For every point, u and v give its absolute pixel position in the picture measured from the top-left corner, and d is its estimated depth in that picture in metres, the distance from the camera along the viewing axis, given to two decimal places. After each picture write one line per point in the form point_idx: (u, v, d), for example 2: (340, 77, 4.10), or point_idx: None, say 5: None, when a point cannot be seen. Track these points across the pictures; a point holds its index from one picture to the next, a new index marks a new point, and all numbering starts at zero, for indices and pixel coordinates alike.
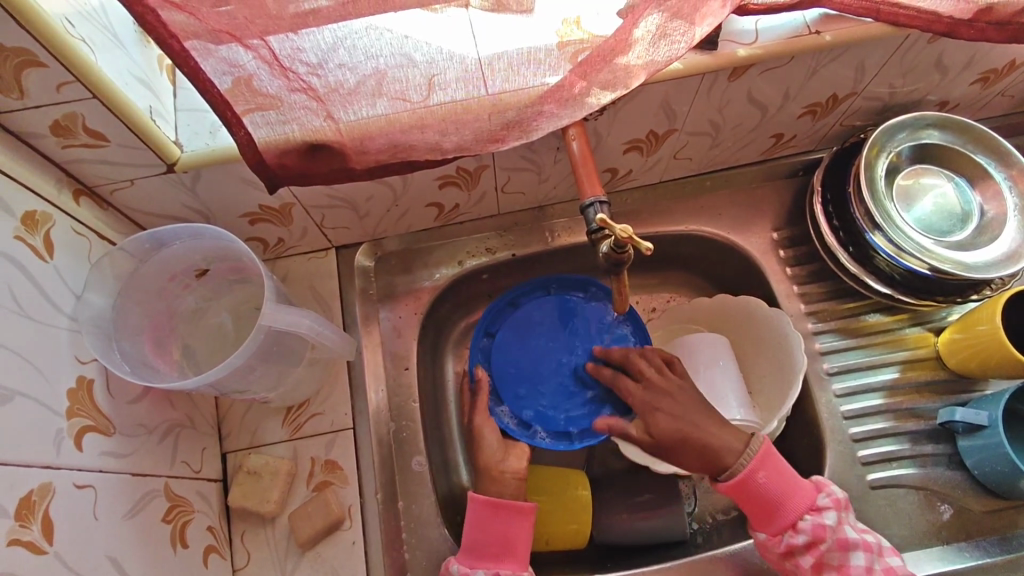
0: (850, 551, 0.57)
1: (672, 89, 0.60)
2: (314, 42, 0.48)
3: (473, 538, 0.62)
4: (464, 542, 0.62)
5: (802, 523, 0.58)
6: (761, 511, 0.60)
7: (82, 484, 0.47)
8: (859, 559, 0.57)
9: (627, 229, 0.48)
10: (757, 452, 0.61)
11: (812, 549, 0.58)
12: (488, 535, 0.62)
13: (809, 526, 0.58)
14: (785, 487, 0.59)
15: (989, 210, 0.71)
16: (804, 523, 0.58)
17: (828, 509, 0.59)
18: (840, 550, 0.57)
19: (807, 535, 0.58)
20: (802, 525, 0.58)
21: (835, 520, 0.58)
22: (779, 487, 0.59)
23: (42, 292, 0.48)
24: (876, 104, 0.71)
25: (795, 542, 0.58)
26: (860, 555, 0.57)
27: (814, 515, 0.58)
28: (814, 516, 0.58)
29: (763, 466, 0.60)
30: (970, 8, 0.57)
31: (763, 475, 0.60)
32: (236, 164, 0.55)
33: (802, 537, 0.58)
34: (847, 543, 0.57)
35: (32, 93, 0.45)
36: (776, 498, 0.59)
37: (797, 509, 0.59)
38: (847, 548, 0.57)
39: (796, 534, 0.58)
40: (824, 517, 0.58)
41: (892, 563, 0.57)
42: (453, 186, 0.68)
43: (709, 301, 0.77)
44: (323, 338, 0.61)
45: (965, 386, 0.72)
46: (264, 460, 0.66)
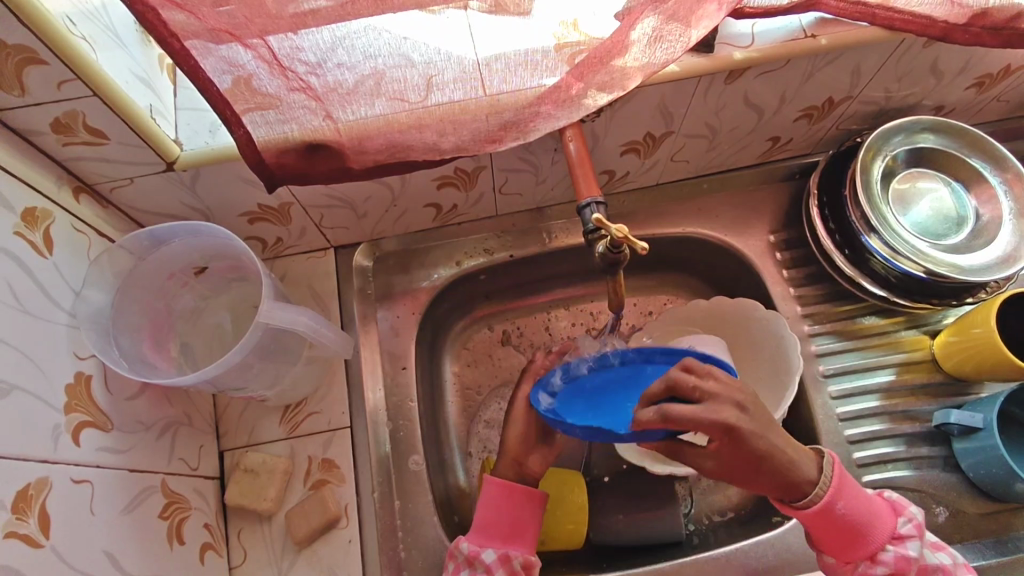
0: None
1: (669, 91, 0.61)
2: (313, 41, 0.49)
3: (486, 518, 0.63)
4: (475, 522, 0.63)
5: (886, 554, 0.56)
6: (839, 543, 0.57)
7: (79, 479, 0.47)
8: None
9: (622, 229, 0.48)
10: (836, 483, 0.56)
11: None
12: (501, 514, 0.63)
13: (893, 557, 0.56)
14: (870, 516, 0.57)
15: (984, 214, 0.71)
16: (885, 555, 0.56)
17: (911, 537, 0.57)
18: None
19: (890, 567, 0.56)
20: (884, 556, 0.56)
21: (918, 549, 0.56)
22: (860, 516, 0.56)
23: (42, 288, 0.49)
24: (873, 108, 0.71)
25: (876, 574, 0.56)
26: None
27: (896, 544, 0.56)
28: (896, 547, 0.56)
29: (842, 496, 0.56)
30: (964, 13, 0.57)
31: (844, 506, 0.56)
32: (236, 163, 0.56)
33: (883, 569, 0.56)
34: (930, 571, 0.56)
35: (33, 90, 0.45)
36: (856, 528, 0.56)
37: (878, 539, 0.56)
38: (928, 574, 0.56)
39: (878, 565, 0.56)
40: (907, 546, 0.56)
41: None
42: (451, 186, 0.68)
43: (707, 303, 0.76)
44: (321, 336, 0.61)
45: (961, 389, 0.72)
46: (261, 458, 0.66)
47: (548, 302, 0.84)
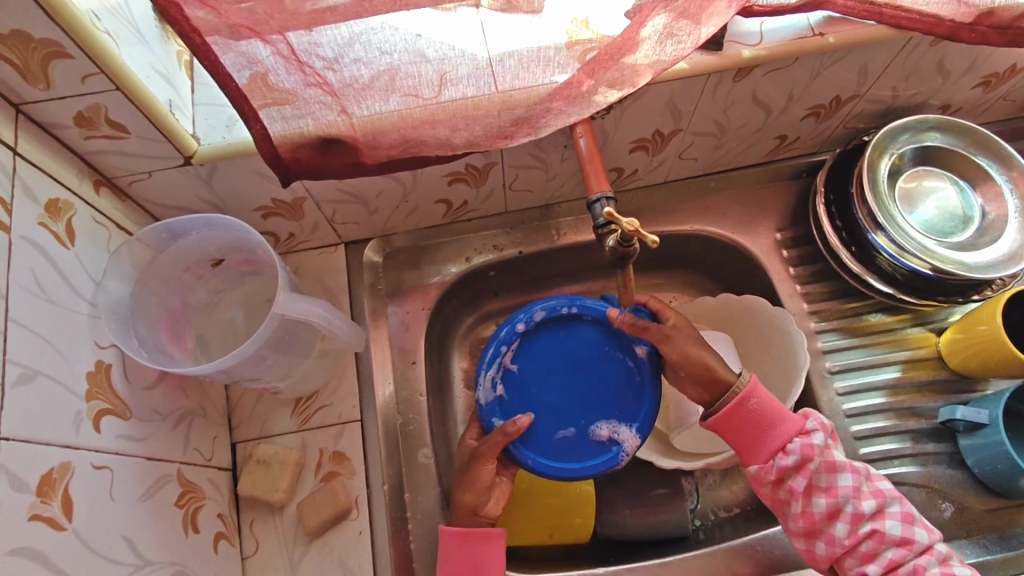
0: (837, 474, 0.57)
1: (678, 88, 0.61)
2: (331, 37, 0.50)
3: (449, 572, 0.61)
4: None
5: (794, 444, 0.58)
6: (753, 435, 0.59)
7: (100, 465, 0.48)
8: (847, 480, 0.57)
9: (633, 222, 0.48)
10: (747, 381, 0.60)
11: (802, 470, 0.57)
12: (460, 566, 0.61)
13: (799, 446, 0.57)
14: (776, 411, 0.59)
15: (990, 212, 0.72)
16: (793, 444, 0.58)
17: (816, 431, 0.59)
18: (827, 472, 0.57)
19: (798, 455, 0.57)
20: (791, 446, 0.58)
21: (822, 441, 0.58)
22: (769, 410, 0.59)
23: (64, 277, 0.50)
24: (880, 107, 0.72)
25: (785, 464, 0.57)
26: (848, 476, 0.57)
27: (803, 436, 0.58)
28: (803, 437, 0.58)
29: (755, 392, 0.59)
30: (971, 12, 0.58)
31: (755, 403, 0.59)
32: (252, 158, 0.57)
33: (792, 458, 0.57)
34: (836, 466, 0.57)
35: (58, 84, 0.46)
36: (766, 420, 0.59)
37: (788, 432, 0.58)
38: (835, 470, 0.57)
39: (787, 455, 0.57)
40: (813, 437, 0.58)
41: (881, 487, 0.58)
42: (461, 182, 0.69)
43: (713, 300, 0.78)
44: (334, 329, 0.62)
45: (966, 387, 0.73)
46: (273, 450, 0.67)
47: None
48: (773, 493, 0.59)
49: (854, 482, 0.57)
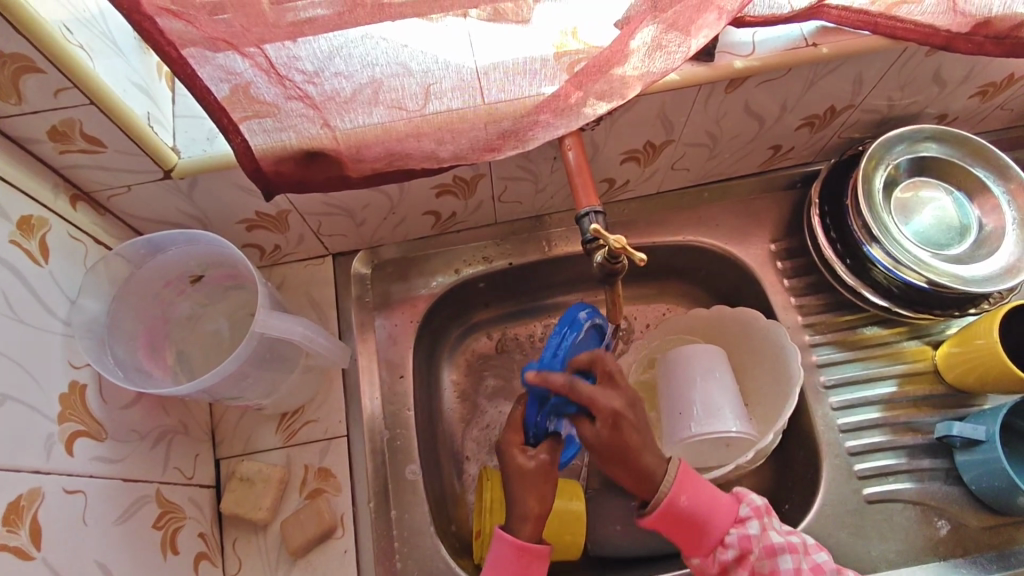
0: (777, 557, 0.55)
1: (669, 100, 0.60)
2: (311, 51, 0.48)
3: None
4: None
5: (729, 538, 0.56)
6: (689, 539, 0.56)
7: (72, 489, 0.47)
8: (787, 563, 0.55)
9: (621, 239, 0.48)
10: (674, 475, 0.55)
11: (743, 562, 0.55)
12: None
13: (736, 539, 0.56)
14: (706, 506, 0.56)
15: (987, 223, 0.71)
16: (731, 538, 0.56)
17: (750, 518, 0.57)
18: (768, 557, 0.55)
19: (736, 549, 0.55)
20: (729, 540, 0.56)
21: (759, 527, 0.56)
22: (699, 508, 0.55)
23: (37, 296, 0.48)
24: (875, 117, 0.71)
25: (726, 558, 0.56)
26: (787, 558, 0.55)
27: (737, 526, 0.56)
28: (739, 529, 0.56)
29: (684, 488, 0.55)
30: (967, 22, 0.57)
31: (686, 500, 0.55)
32: (233, 171, 0.56)
33: (731, 552, 0.55)
34: (774, 549, 0.55)
35: (29, 98, 0.45)
36: (699, 522, 0.55)
37: (722, 526, 0.56)
38: (775, 554, 0.55)
39: (725, 550, 0.56)
40: (747, 527, 0.56)
41: (819, 560, 0.56)
42: (450, 194, 0.68)
43: (706, 312, 0.76)
44: (317, 345, 0.61)
45: (963, 401, 0.72)
46: (257, 467, 0.65)
47: (547, 311, 0.84)
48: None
49: (795, 563, 0.55)
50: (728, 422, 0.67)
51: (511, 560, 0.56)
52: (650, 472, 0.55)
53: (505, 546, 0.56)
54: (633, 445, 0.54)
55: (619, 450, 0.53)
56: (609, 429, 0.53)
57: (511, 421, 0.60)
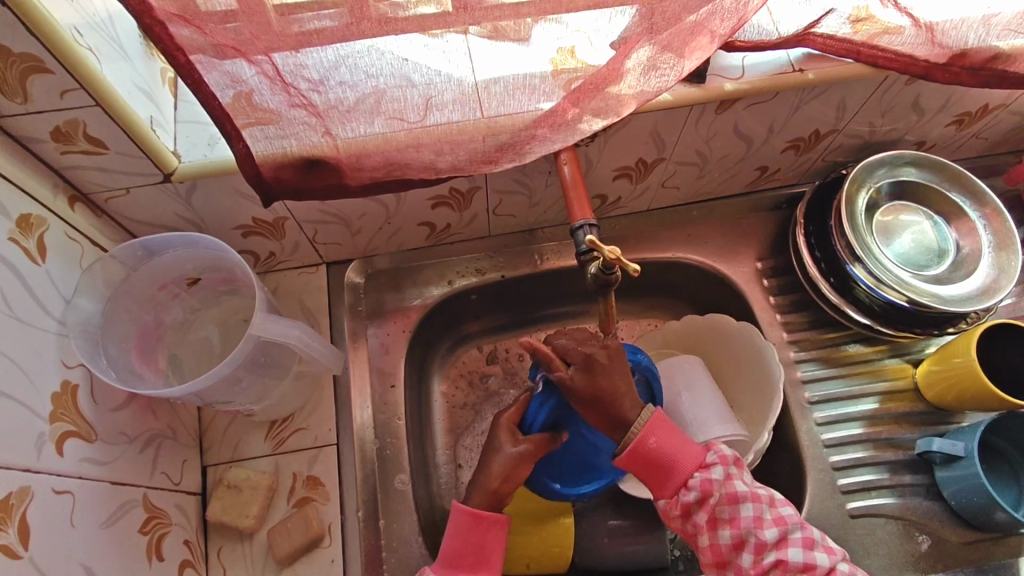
0: (738, 504, 0.55)
1: (661, 119, 0.62)
2: (317, 60, 0.50)
3: (450, 547, 0.58)
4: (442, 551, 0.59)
5: (694, 480, 0.56)
6: (656, 478, 0.57)
7: (61, 489, 0.46)
8: (749, 510, 0.55)
9: (615, 251, 0.48)
10: (645, 419, 0.57)
11: (704, 505, 0.56)
12: (464, 550, 0.58)
13: (699, 482, 0.56)
14: (674, 450, 0.57)
15: (964, 246, 0.73)
16: (693, 480, 0.56)
17: (715, 465, 0.57)
18: (729, 503, 0.55)
19: (698, 492, 0.56)
20: (693, 482, 0.56)
21: (723, 474, 0.56)
22: (667, 452, 0.57)
23: (33, 294, 0.48)
24: (858, 142, 0.74)
25: (688, 500, 0.56)
26: (749, 506, 0.55)
27: (702, 471, 0.57)
28: (702, 472, 0.56)
29: (653, 431, 0.57)
30: (945, 53, 0.59)
31: (654, 441, 0.57)
32: (233, 176, 0.56)
33: (693, 494, 0.56)
34: (737, 497, 0.55)
35: (35, 98, 0.45)
36: (664, 463, 0.57)
37: (687, 469, 0.56)
38: (736, 501, 0.55)
39: (688, 492, 0.56)
40: (711, 471, 0.56)
41: (783, 513, 0.56)
42: (445, 206, 0.69)
43: (680, 324, 0.79)
44: (312, 350, 0.61)
45: (942, 418, 0.74)
46: (245, 474, 0.65)
47: (537, 324, 0.85)
48: (681, 526, 0.57)
49: (756, 512, 0.55)
50: (716, 426, 0.67)
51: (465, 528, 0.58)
52: (621, 418, 0.57)
53: (459, 514, 0.59)
54: (605, 389, 0.56)
55: (593, 394, 0.56)
56: (583, 374, 0.57)
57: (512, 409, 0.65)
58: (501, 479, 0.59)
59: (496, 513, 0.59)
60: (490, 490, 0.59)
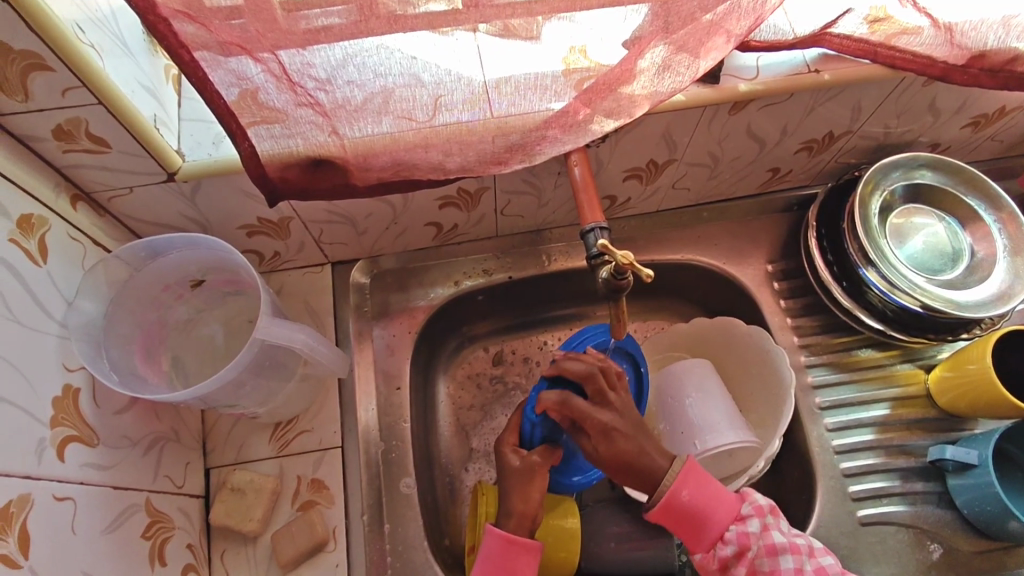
0: (778, 556, 0.55)
1: (673, 120, 0.61)
2: (324, 58, 0.49)
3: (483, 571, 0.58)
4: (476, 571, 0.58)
5: (729, 534, 0.56)
6: (690, 533, 0.56)
7: (62, 496, 0.46)
8: (788, 562, 0.54)
9: (627, 255, 0.47)
10: (676, 473, 0.56)
11: (742, 558, 0.55)
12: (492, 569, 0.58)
13: (736, 536, 0.56)
14: (708, 503, 0.56)
15: (979, 251, 0.72)
16: (730, 534, 0.56)
17: (750, 517, 0.57)
18: (768, 556, 0.55)
19: (735, 545, 0.56)
20: (729, 536, 0.56)
21: (760, 526, 0.56)
22: (702, 504, 0.56)
23: (33, 295, 0.47)
24: (871, 143, 0.73)
25: (725, 554, 0.56)
26: (789, 558, 0.54)
27: (738, 523, 0.56)
28: (738, 525, 0.56)
29: (686, 484, 0.56)
30: (964, 54, 0.58)
31: (688, 494, 0.56)
32: (238, 176, 0.55)
33: (730, 548, 0.56)
34: (775, 549, 0.55)
35: (36, 96, 0.44)
36: (699, 517, 0.56)
37: (723, 522, 0.56)
38: (775, 553, 0.55)
39: (725, 546, 0.56)
40: (748, 524, 0.56)
41: (823, 563, 0.55)
42: (452, 207, 0.68)
43: (687, 326, 0.77)
44: (317, 354, 0.60)
45: (955, 425, 0.73)
46: (249, 477, 0.64)
47: (544, 325, 0.83)
48: None
49: (796, 563, 0.54)
50: (726, 433, 0.67)
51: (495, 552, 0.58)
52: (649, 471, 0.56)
53: (492, 537, 0.58)
54: (630, 453, 0.56)
55: (617, 461, 0.56)
56: (603, 444, 0.56)
57: (508, 425, 0.62)
58: (525, 505, 0.59)
59: (529, 539, 0.59)
60: (518, 513, 0.59)
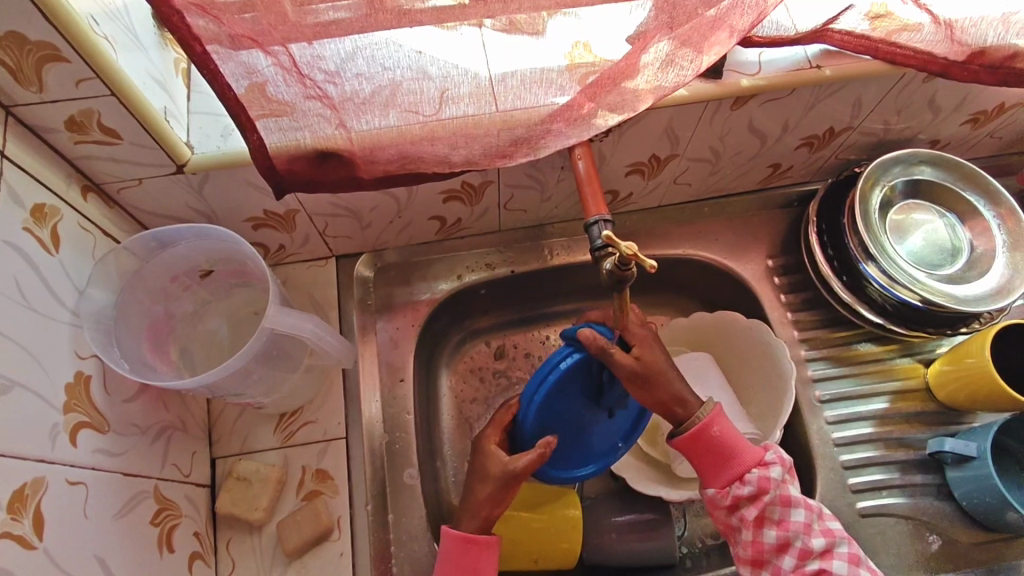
0: (791, 507, 0.56)
1: (676, 115, 0.62)
2: (334, 51, 0.49)
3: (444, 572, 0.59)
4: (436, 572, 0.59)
5: (751, 475, 0.56)
6: (709, 467, 0.57)
7: (74, 480, 0.46)
8: (799, 515, 0.55)
9: (632, 247, 0.48)
10: (710, 408, 0.58)
11: (756, 501, 0.56)
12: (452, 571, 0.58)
13: (756, 478, 0.56)
14: (736, 444, 0.57)
15: (978, 246, 0.73)
16: (750, 475, 0.56)
17: (775, 464, 0.57)
18: (782, 506, 0.55)
19: (753, 487, 0.56)
20: (750, 477, 0.56)
21: (781, 475, 0.56)
22: (730, 442, 0.57)
23: (46, 284, 0.48)
24: (872, 139, 0.73)
25: (741, 494, 0.56)
26: (800, 512, 0.56)
27: (760, 468, 0.57)
28: (760, 469, 0.56)
29: (718, 421, 0.58)
30: (964, 51, 0.59)
31: (717, 430, 0.57)
32: (245, 168, 0.56)
33: (748, 488, 0.56)
34: (790, 500, 0.56)
35: (50, 87, 0.45)
36: (723, 452, 0.57)
37: (745, 463, 0.57)
38: (789, 504, 0.56)
39: (742, 486, 0.56)
40: (770, 471, 0.56)
41: (831, 526, 0.56)
42: (457, 200, 0.69)
43: (688, 321, 0.78)
44: (324, 344, 0.61)
45: (953, 418, 0.73)
46: (254, 467, 0.65)
47: (546, 319, 0.84)
48: (726, 518, 0.58)
49: (807, 517, 0.55)
50: None
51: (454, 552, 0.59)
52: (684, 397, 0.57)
53: (450, 539, 0.59)
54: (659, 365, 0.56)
55: (648, 371, 0.55)
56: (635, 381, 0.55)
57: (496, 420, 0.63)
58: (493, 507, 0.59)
59: (489, 536, 0.60)
60: (483, 515, 0.59)
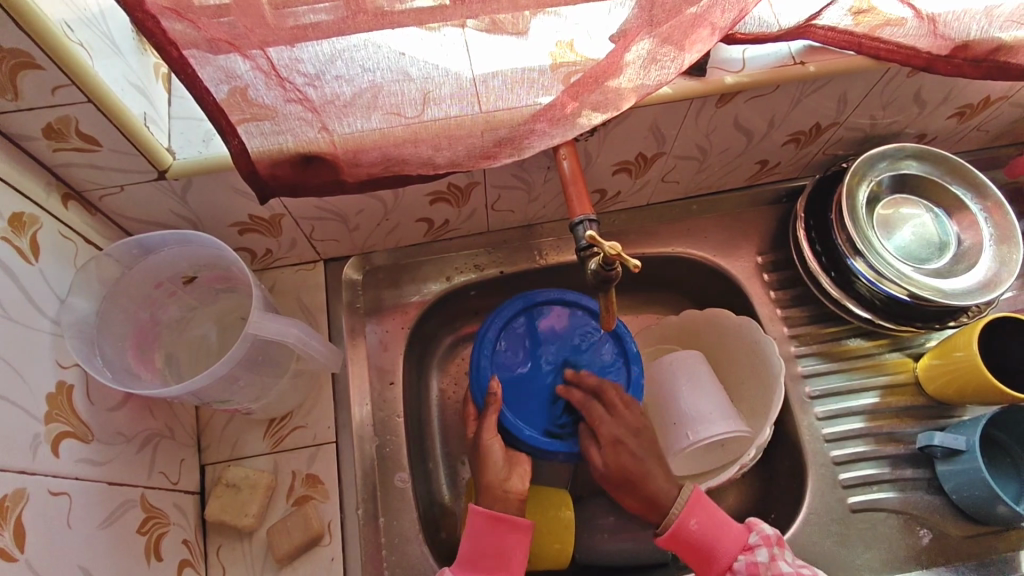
0: None
1: (661, 112, 0.61)
2: (312, 54, 0.49)
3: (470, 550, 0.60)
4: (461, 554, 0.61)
5: (738, 564, 0.59)
6: (699, 563, 0.60)
7: (57, 491, 0.46)
8: None
9: (616, 247, 0.47)
10: (687, 499, 0.61)
11: None
12: (483, 548, 0.60)
13: (743, 565, 0.59)
14: (715, 533, 0.60)
15: (965, 239, 0.73)
16: (737, 564, 0.59)
17: (759, 547, 0.59)
18: None
19: None
20: (738, 565, 0.59)
21: (767, 556, 0.59)
22: (709, 537, 0.60)
23: (26, 294, 0.48)
24: (859, 135, 0.73)
25: None
26: None
27: (747, 553, 0.59)
28: (746, 556, 0.59)
29: (693, 512, 0.61)
30: (946, 45, 0.59)
31: (695, 523, 0.60)
32: (229, 173, 0.55)
33: None
34: None
35: (27, 95, 0.44)
36: (707, 547, 0.60)
37: (730, 552, 0.59)
38: None
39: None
40: (756, 554, 0.59)
41: None
42: (443, 202, 0.69)
43: (678, 319, 0.78)
44: (309, 348, 0.60)
45: (943, 412, 0.73)
46: (243, 473, 0.65)
47: None
48: None
49: None
50: (717, 423, 0.67)
51: (483, 529, 0.60)
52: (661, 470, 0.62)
53: (476, 516, 0.61)
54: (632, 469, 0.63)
55: (622, 476, 0.63)
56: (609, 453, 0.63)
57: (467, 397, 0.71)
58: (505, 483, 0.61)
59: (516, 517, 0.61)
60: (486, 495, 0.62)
